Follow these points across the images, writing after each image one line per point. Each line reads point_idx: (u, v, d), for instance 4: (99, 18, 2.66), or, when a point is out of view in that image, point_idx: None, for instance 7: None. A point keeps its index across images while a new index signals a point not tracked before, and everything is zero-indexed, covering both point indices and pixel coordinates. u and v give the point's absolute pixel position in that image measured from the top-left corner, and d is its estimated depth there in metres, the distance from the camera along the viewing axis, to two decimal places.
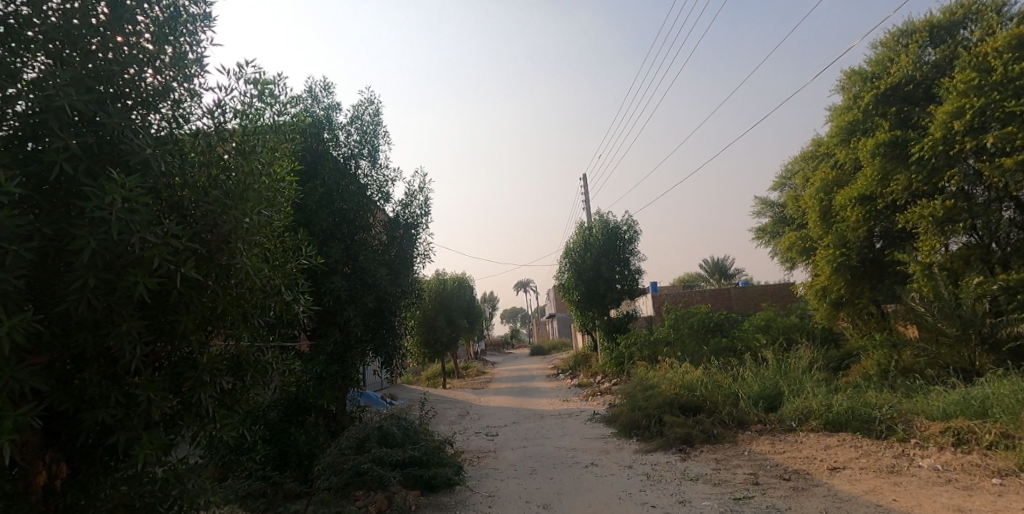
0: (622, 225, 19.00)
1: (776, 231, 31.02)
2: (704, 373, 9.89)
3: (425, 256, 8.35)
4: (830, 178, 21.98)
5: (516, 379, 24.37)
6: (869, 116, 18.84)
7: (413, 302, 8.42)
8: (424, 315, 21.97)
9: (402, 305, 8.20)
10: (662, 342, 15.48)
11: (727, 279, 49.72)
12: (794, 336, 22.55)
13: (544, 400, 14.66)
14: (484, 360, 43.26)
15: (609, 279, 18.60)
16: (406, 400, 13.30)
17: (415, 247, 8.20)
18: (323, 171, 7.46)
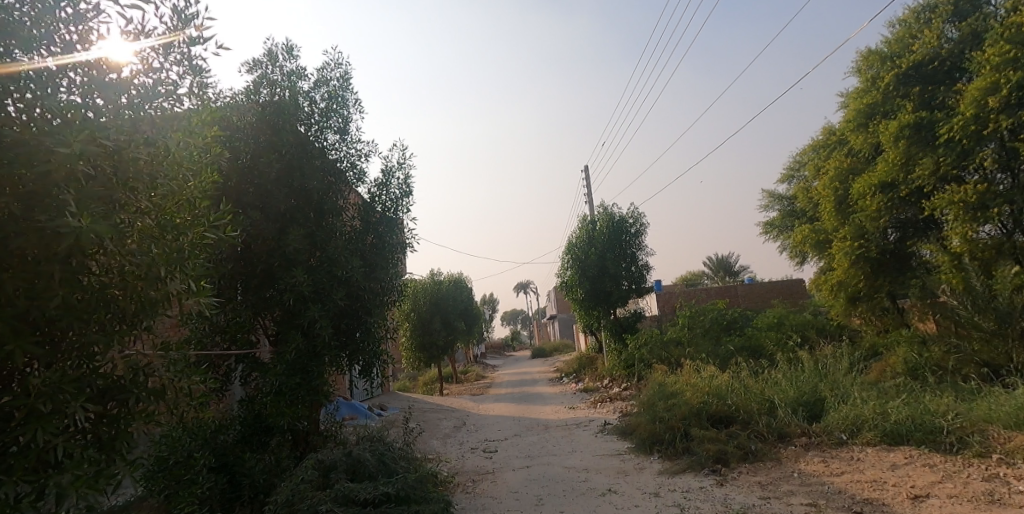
0: (628, 218, 17.79)
1: (785, 225, 29.87)
2: (732, 377, 8.70)
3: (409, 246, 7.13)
4: (847, 167, 20.78)
5: (516, 383, 23.12)
6: (890, 98, 17.70)
7: (397, 301, 7.19)
8: (418, 318, 20.80)
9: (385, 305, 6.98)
10: (675, 343, 14.26)
11: (732, 276, 48.46)
12: (809, 335, 21.34)
13: (548, 408, 13.44)
14: (483, 363, 42.04)
15: (615, 276, 17.40)
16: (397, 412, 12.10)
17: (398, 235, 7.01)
18: (281, 143, 6.27)
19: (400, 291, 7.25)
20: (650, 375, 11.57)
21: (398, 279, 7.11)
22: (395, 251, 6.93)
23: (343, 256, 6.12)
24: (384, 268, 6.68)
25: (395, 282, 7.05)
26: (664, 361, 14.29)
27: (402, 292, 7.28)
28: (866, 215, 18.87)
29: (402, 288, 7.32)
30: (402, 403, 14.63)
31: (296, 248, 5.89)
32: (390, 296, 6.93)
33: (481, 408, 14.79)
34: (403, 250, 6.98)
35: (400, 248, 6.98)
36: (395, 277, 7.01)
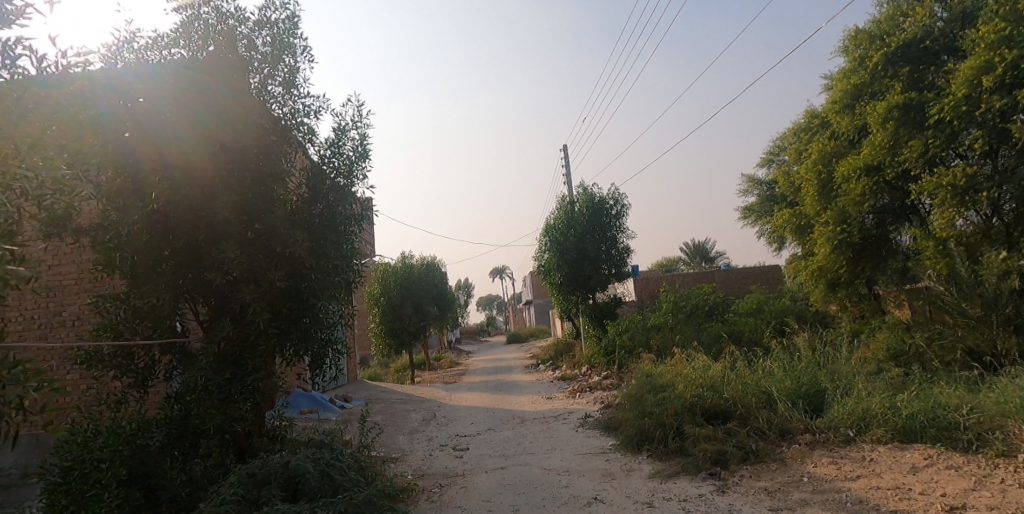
0: (609, 199, 16.99)
1: (764, 210, 29.64)
2: (725, 367, 8.03)
3: (366, 221, 6.08)
4: (830, 150, 20.37)
5: (490, 370, 22.35)
6: (878, 79, 17.28)
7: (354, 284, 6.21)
8: (387, 302, 19.83)
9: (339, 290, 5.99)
10: (657, 329, 13.60)
11: (707, 262, 48.47)
12: (788, 321, 21.05)
13: (524, 398, 12.67)
14: (457, 349, 41.25)
15: (596, 260, 16.66)
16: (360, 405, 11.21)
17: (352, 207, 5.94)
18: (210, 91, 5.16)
19: (358, 271, 6.21)
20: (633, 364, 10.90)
21: (356, 256, 6.06)
22: (350, 224, 5.85)
23: (285, 226, 5.06)
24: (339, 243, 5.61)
25: (353, 261, 6.00)
26: (645, 348, 13.66)
27: (361, 273, 6.25)
28: (848, 199, 18.53)
29: (360, 266, 6.29)
30: (369, 393, 13.68)
31: (226, 214, 4.84)
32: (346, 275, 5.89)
33: (453, 398, 13.95)
34: (361, 224, 5.92)
35: (356, 222, 5.91)
36: (353, 255, 5.96)
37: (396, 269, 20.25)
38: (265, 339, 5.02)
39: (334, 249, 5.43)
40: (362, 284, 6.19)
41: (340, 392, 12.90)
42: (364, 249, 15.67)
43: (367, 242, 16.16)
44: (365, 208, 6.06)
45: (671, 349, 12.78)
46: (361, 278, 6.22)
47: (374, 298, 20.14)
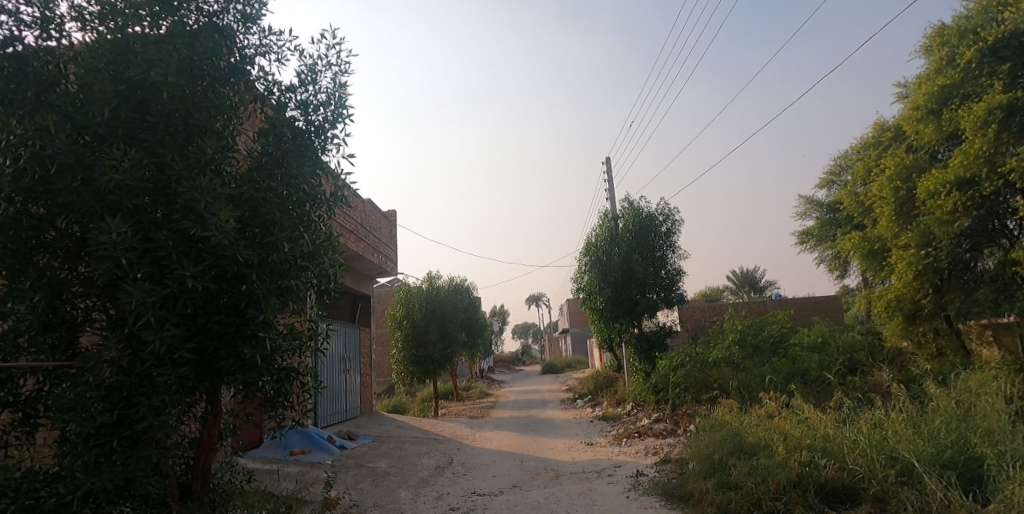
0: (658, 215, 15.05)
1: (825, 234, 27.04)
2: (829, 419, 5.98)
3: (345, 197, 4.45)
4: (910, 164, 17.97)
5: (521, 404, 20.33)
6: (972, 77, 15.18)
7: (328, 293, 4.53)
8: (410, 326, 18.25)
9: (304, 301, 4.33)
10: (717, 364, 11.47)
11: (758, 292, 45.21)
12: (863, 358, 18.34)
13: (558, 441, 10.72)
14: (488, 378, 39.25)
15: (643, 283, 14.67)
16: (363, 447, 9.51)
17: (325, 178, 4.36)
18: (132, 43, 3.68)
19: (328, 274, 4.53)
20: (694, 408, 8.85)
21: (327, 252, 4.39)
22: (314, 206, 4.21)
23: (210, 200, 3.46)
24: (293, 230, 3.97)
25: (321, 259, 4.34)
26: (703, 386, 11.53)
27: (333, 277, 4.57)
28: (936, 217, 16.09)
29: (334, 269, 4.63)
30: (381, 428, 12.02)
31: (121, 179, 3.28)
32: (308, 278, 4.22)
33: (477, 438, 12.10)
34: (331, 207, 4.27)
35: (323, 202, 4.25)
36: (319, 249, 4.30)
37: (422, 291, 18.75)
38: (171, 368, 3.38)
39: (284, 238, 3.81)
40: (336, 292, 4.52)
41: (348, 427, 11.30)
42: (385, 267, 14.35)
43: (387, 259, 14.79)
44: (339, 185, 4.42)
45: (736, 389, 10.65)
46: (333, 285, 4.55)
47: (396, 321, 18.62)
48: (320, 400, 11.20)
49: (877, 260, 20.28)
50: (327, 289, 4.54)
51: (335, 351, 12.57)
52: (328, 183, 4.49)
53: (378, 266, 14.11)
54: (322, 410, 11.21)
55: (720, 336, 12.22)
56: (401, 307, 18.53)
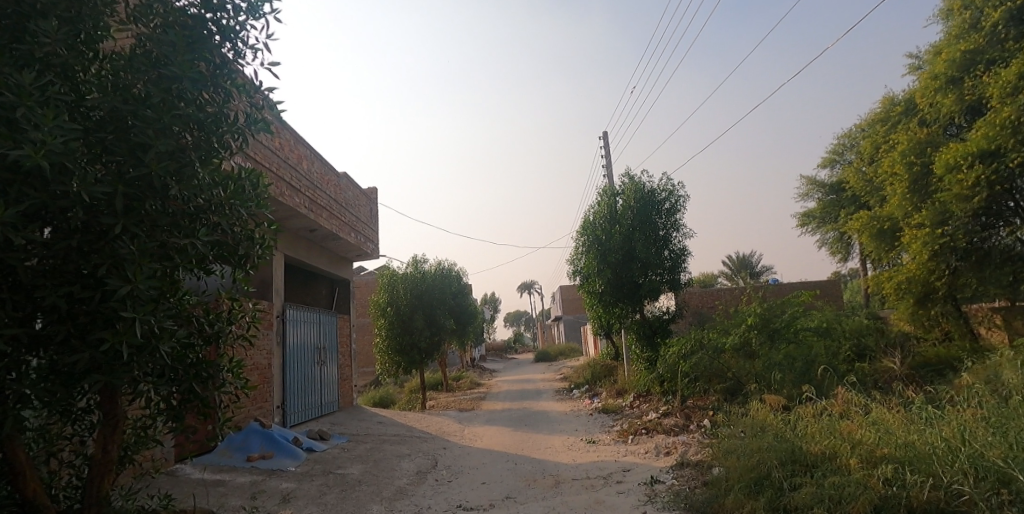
0: (661, 191, 13.87)
1: (828, 215, 26.07)
2: (893, 417, 4.87)
3: (265, 117, 3.21)
4: (925, 139, 16.97)
5: (514, 395, 19.23)
6: (997, 41, 14.12)
7: (248, 257, 3.33)
8: (395, 313, 17.03)
9: (208, 265, 3.15)
10: (731, 352, 10.39)
11: (754, 277, 44.30)
12: (874, 342, 17.42)
13: (556, 438, 9.61)
14: (479, 367, 38.14)
15: (645, 265, 13.56)
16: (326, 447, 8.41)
17: (236, 91, 3.10)
18: None
19: (251, 236, 3.31)
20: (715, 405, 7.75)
21: (243, 205, 3.21)
22: (220, 131, 2.96)
23: (34, 104, 2.22)
24: (180, 162, 2.73)
25: (233, 212, 3.15)
26: (716, 376, 10.47)
27: (259, 241, 3.39)
28: (954, 192, 15.10)
29: (260, 230, 3.48)
30: (360, 425, 10.86)
31: None
32: (211, 237, 3.03)
33: (467, 434, 10.98)
34: (245, 136, 3.05)
35: (230, 128, 3.01)
36: (229, 197, 3.11)
37: (407, 276, 17.52)
38: None
39: (164, 171, 2.59)
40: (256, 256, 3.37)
41: (324, 426, 10.13)
42: (364, 248, 13.11)
43: (367, 240, 13.52)
44: (256, 106, 3.17)
45: (755, 379, 9.58)
46: (259, 252, 3.38)
47: (380, 308, 17.39)
48: (290, 395, 10.03)
49: (886, 241, 19.30)
50: (248, 256, 3.35)
51: (309, 340, 11.37)
52: (242, 107, 3.26)
53: (355, 247, 12.87)
54: (291, 406, 10.02)
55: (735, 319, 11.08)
56: (384, 293, 17.29)
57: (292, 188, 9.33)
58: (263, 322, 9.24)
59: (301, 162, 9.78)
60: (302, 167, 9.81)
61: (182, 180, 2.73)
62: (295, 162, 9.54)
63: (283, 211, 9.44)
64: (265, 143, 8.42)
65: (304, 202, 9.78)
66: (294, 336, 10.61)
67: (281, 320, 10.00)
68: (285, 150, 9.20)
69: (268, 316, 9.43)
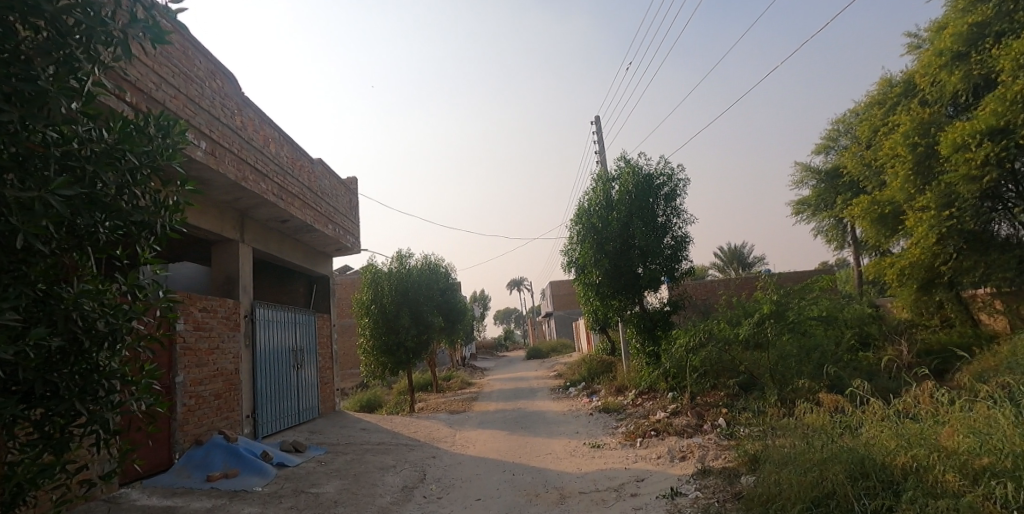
0: (660, 175, 13.05)
1: (824, 203, 25.58)
2: (972, 419, 4.09)
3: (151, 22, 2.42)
4: (928, 119, 16.43)
5: (507, 395, 18.32)
6: (1005, 13, 13.55)
7: (144, 224, 2.54)
8: (380, 311, 16.10)
9: (87, 228, 2.37)
10: (744, 344, 9.56)
11: (746, 268, 43.83)
12: (879, 330, 16.79)
13: (556, 443, 8.75)
14: (470, 366, 37.26)
15: (645, 253, 12.78)
16: (300, 461, 7.49)
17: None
18: None
19: (156, 198, 2.61)
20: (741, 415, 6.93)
21: (139, 153, 2.47)
22: (86, 34, 2.18)
23: None
24: (16, 80, 1.97)
25: (125, 162, 2.40)
26: (726, 370, 9.69)
27: (165, 206, 2.65)
28: (960, 172, 14.54)
29: (166, 192, 2.70)
30: (341, 433, 9.94)
31: None
32: (87, 196, 2.23)
33: (458, 440, 10.10)
34: (126, 49, 2.31)
35: (103, 31, 2.23)
36: (116, 142, 2.39)
37: (391, 272, 16.57)
38: None
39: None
40: (158, 222, 2.59)
41: (301, 435, 9.21)
42: (343, 242, 12.16)
43: (347, 232, 12.56)
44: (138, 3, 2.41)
45: (771, 374, 8.81)
46: (164, 221, 2.62)
47: (363, 306, 16.42)
48: (262, 403, 9.08)
49: (887, 227, 18.75)
50: (147, 226, 2.57)
51: (285, 342, 10.40)
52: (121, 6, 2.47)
53: (335, 241, 11.92)
54: (262, 416, 9.03)
55: (748, 309, 10.17)
56: (368, 290, 16.34)
57: (258, 173, 8.38)
58: (231, 322, 8.30)
59: (267, 144, 8.81)
60: (269, 150, 8.85)
61: (28, 103, 1.98)
62: (259, 143, 8.53)
63: (248, 199, 8.51)
64: (224, 120, 7.45)
65: (273, 188, 8.83)
66: (266, 338, 9.64)
67: (251, 320, 9.06)
68: (249, 130, 8.24)
69: (237, 315, 8.49)
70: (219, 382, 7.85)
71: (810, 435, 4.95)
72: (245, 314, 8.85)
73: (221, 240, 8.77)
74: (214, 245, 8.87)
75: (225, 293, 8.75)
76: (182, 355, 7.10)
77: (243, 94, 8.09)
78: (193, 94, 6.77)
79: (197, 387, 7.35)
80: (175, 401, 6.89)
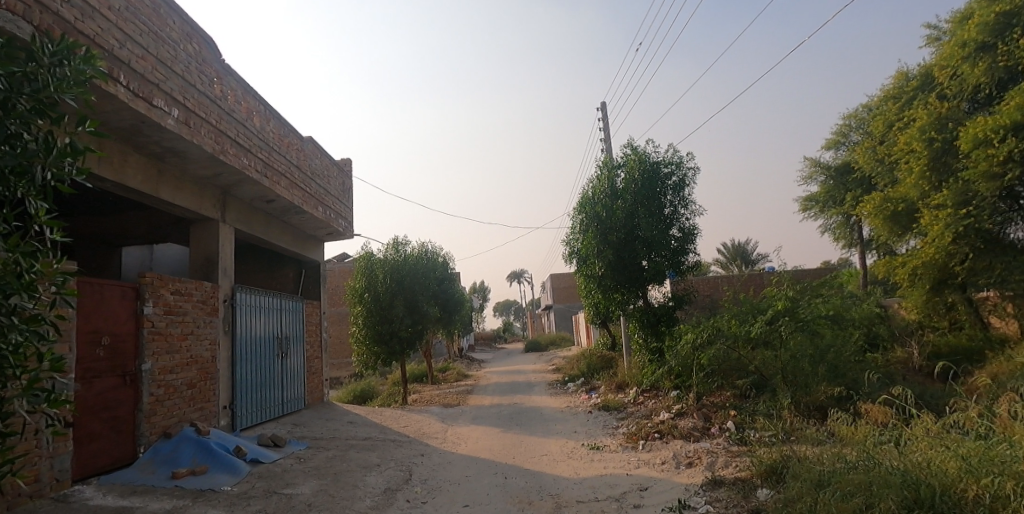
0: (668, 163, 12.45)
1: (832, 199, 24.98)
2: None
3: None
4: (946, 113, 15.80)
5: (504, 388, 17.84)
6: None
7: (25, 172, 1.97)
8: (374, 299, 15.58)
9: None
10: (755, 343, 9.00)
11: (749, 265, 43.23)
12: (889, 331, 16.24)
13: (552, 443, 8.25)
14: (467, 357, 36.84)
15: (650, 245, 12.22)
16: (275, 455, 7.04)
17: None
18: None
19: (44, 139, 2.06)
20: (756, 441, 6.50)
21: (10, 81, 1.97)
22: None
23: None
24: None
25: None
26: (735, 369, 9.17)
27: (56, 151, 2.08)
28: (979, 168, 13.95)
29: (61, 136, 2.15)
30: (326, 426, 9.44)
31: None
32: None
33: (450, 436, 9.59)
34: None
35: None
36: None
37: (386, 260, 16.01)
38: None
39: None
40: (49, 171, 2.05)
41: (283, 429, 8.70)
42: (335, 225, 11.59)
43: (339, 216, 11.99)
44: None
45: (784, 380, 8.31)
46: (55, 169, 2.06)
47: (357, 294, 15.90)
48: (241, 394, 8.52)
49: (899, 225, 18.16)
50: (31, 176, 1.98)
51: (270, 330, 9.83)
52: None
53: (325, 224, 11.35)
54: (242, 406, 8.51)
55: (761, 305, 9.57)
56: (362, 278, 15.82)
57: (240, 148, 7.80)
58: (207, 308, 7.76)
59: (251, 117, 8.22)
60: (254, 124, 8.25)
61: None
62: (242, 115, 7.94)
63: (229, 175, 7.93)
64: (200, 87, 6.86)
65: (257, 165, 8.25)
66: (250, 325, 9.07)
67: (232, 305, 8.50)
68: (230, 101, 7.65)
69: (215, 300, 7.95)
70: (193, 371, 7.30)
71: (846, 456, 4.36)
72: (224, 298, 8.30)
73: (200, 219, 8.22)
74: (193, 224, 8.32)
75: (203, 276, 8.19)
76: (150, 341, 6.55)
77: (224, 61, 7.49)
78: (164, 56, 6.18)
79: (167, 376, 6.80)
80: (140, 390, 6.35)
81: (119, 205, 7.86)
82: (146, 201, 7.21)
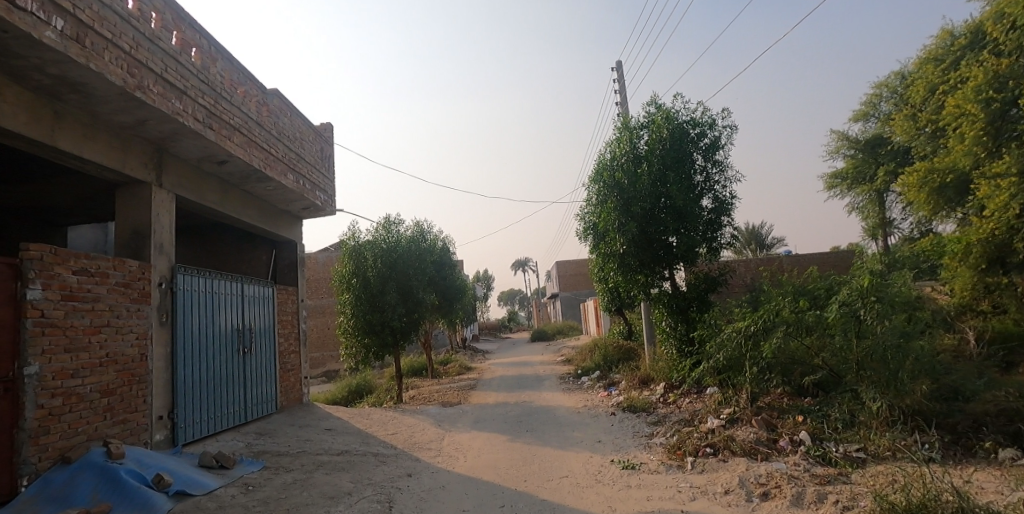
0: (699, 123, 10.64)
1: (861, 175, 23.17)
2: None
3: None
4: (1004, 70, 13.66)
5: (509, 382, 16.24)
6: None
7: None
8: (363, 285, 13.96)
9: None
10: (820, 332, 7.31)
11: (763, 249, 41.57)
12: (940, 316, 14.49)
13: (573, 458, 6.60)
14: (471, 347, 35.35)
15: (678, 218, 10.49)
16: (216, 482, 5.41)
17: None
18: None
19: None
20: (860, 474, 4.87)
21: None
22: None
23: None
24: None
25: None
26: (795, 364, 7.63)
27: None
28: None
29: None
30: (298, 436, 7.82)
31: None
32: None
33: (447, 447, 7.90)
34: None
35: None
36: None
37: (376, 242, 14.33)
38: None
39: None
40: None
41: (240, 443, 7.06)
42: (311, 198, 9.93)
43: (318, 188, 10.32)
44: None
45: (865, 381, 6.63)
46: None
47: (344, 280, 14.26)
48: (186, 400, 6.86)
49: (944, 200, 16.40)
50: None
51: (229, 321, 8.15)
52: None
53: (298, 197, 9.66)
54: (188, 415, 6.86)
55: (824, 288, 7.92)
56: (349, 261, 14.19)
57: (171, 87, 6.08)
58: (131, 293, 6.09)
59: (186, 52, 6.49)
60: (191, 60, 6.54)
61: None
62: (171, 44, 6.20)
63: (158, 124, 6.22)
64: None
65: (196, 112, 6.54)
66: (199, 315, 7.39)
67: (171, 291, 6.83)
68: (151, 26, 5.91)
69: (144, 283, 6.27)
70: (109, 374, 5.64)
71: None
72: (159, 282, 6.62)
73: (128, 182, 6.54)
74: (120, 188, 6.63)
75: (132, 254, 6.54)
76: (39, 335, 4.84)
77: None
78: None
79: (68, 381, 5.12)
80: (22, 401, 4.65)
81: (22, 164, 6.19)
82: (43, 154, 5.50)
